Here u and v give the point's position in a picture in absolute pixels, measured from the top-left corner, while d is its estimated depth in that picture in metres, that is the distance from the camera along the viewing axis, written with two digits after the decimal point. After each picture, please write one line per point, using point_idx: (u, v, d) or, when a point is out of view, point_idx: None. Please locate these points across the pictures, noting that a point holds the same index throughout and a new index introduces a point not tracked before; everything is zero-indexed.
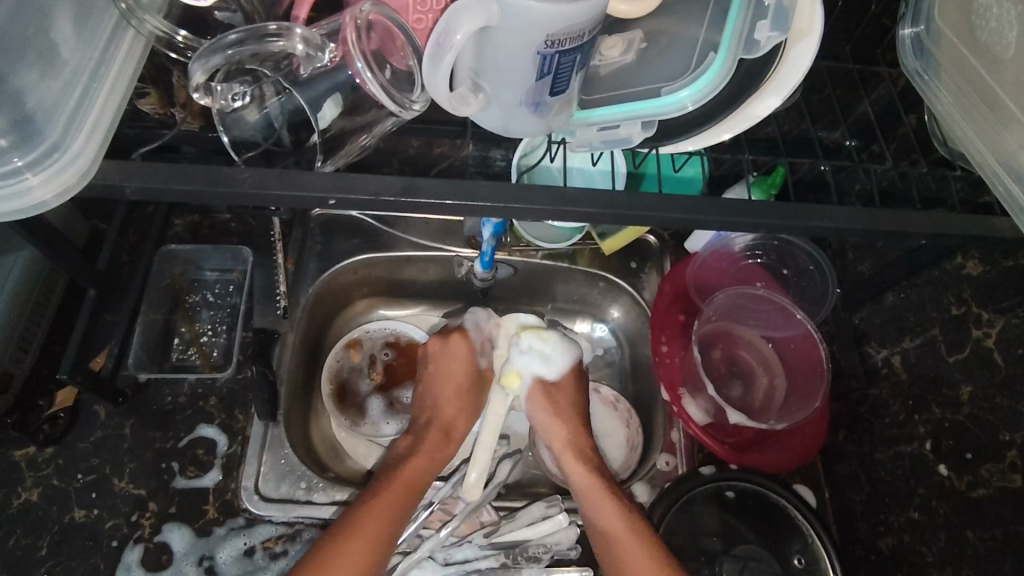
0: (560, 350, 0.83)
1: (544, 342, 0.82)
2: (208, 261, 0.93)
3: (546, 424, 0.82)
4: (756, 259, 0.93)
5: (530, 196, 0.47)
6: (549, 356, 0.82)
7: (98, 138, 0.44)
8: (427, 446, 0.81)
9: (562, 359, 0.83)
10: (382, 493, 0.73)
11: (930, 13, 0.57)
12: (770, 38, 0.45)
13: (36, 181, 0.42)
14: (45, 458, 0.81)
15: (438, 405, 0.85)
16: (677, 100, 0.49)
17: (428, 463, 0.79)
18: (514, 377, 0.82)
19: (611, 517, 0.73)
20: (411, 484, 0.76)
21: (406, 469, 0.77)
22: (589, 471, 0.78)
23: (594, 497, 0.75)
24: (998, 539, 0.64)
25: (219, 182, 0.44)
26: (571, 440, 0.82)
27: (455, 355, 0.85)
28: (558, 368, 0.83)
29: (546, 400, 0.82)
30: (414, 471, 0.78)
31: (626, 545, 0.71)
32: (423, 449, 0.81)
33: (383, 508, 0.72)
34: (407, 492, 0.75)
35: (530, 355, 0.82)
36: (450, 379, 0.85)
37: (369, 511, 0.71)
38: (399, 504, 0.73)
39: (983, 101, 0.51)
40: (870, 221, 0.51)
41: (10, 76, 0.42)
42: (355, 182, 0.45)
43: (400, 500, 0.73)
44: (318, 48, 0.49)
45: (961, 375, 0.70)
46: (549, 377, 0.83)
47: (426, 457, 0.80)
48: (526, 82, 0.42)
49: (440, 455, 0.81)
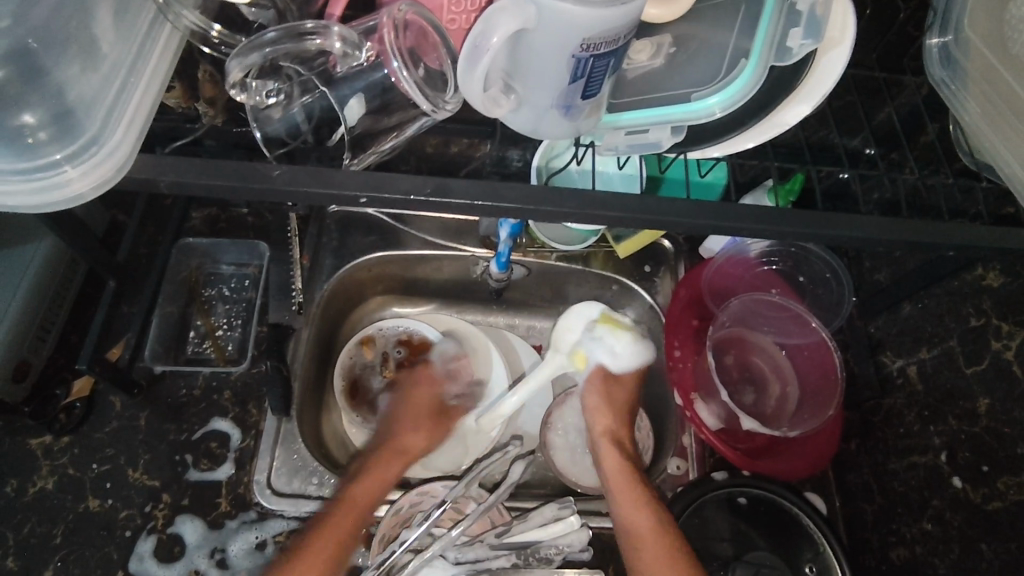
0: (630, 350, 0.84)
1: (617, 338, 0.83)
2: (224, 255, 0.94)
3: (594, 411, 0.84)
4: (772, 266, 0.92)
5: (559, 200, 0.47)
6: (617, 351, 0.84)
7: (135, 134, 0.44)
8: (379, 466, 0.78)
9: (629, 358, 0.85)
10: (325, 518, 0.70)
11: (959, 22, 0.56)
12: (802, 45, 0.45)
13: (75, 174, 0.42)
14: (60, 447, 0.81)
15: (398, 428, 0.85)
16: (706, 106, 0.48)
17: (377, 484, 0.76)
18: (580, 358, 0.84)
19: (636, 513, 0.73)
20: (360, 505, 0.73)
21: (351, 489, 0.74)
22: (622, 464, 0.79)
23: (619, 489, 0.76)
24: (1013, 552, 0.64)
25: (252, 179, 0.44)
26: (609, 428, 0.83)
27: (424, 383, 0.90)
28: (628, 363, 0.85)
29: (602, 387, 0.84)
30: (362, 489, 0.74)
31: (647, 542, 0.70)
32: (374, 470, 0.77)
33: (323, 536, 0.68)
34: (354, 512, 0.72)
35: (599, 345, 0.83)
36: (420, 405, 0.88)
37: (309, 542, 0.68)
38: (340, 534, 0.69)
39: (1014, 114, 0.51)
40: (895, 231, 0.50)
41: (53, 71, 0.45)
42: (387, 180, 0.46)
43: (343, 523, 0.70)
44: (355, 46, 0.48)
45: (979, 388, 0.70)
46: (613, 368, 0.85)
47: (375, 477, 0.76)
48: (560, 85, 0.42)
49: (389, 474, 0.78)
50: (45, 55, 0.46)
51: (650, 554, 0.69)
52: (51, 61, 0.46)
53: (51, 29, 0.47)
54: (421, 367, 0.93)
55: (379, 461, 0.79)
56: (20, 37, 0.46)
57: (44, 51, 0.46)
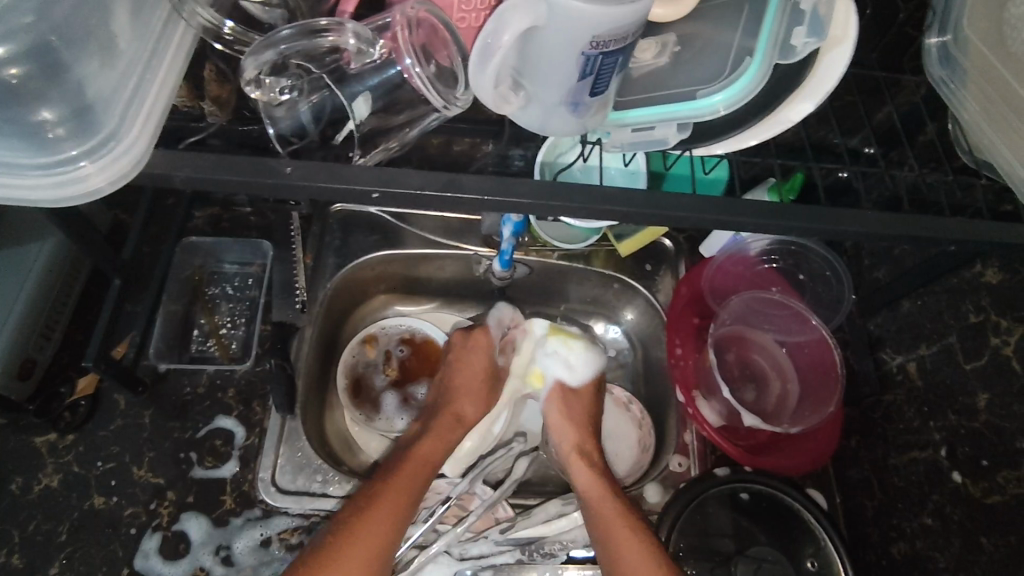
0: (583, 359, 0.89)
1: (570, 349, 0.89)
2: (227, 254, 0.94)
3: (559, 427, 0.85)
4: (772, 263, 0.93)
5: (567, 195, 0.48)
6: (571, 363, 0.89)
7: (151, 130, 0.45)
8: (439, 427, 0.83)
9: (584, 368, 0.89)
10: (394, 476, 0.75)
11: (958, 23, 0.57)
12: (806, 44, 0.46)
13: (92, 169, 0.43)
14: (65, 445, 0.82)
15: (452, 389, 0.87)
16: (710, 103, 0.49)
17: (439, 444, 0.81)
18: (536, 376, 0.90)
19: (614, 524, 0.73)
20: (424, 468, 0.78)
21: (418, 450, 0.80)
22: (595, 475, 0.79)
23: (594, 498, 0.76)
24: (1013, 545, 0.64)
25: (264, 175, 0.45)
26: (578, 445, 0.84)
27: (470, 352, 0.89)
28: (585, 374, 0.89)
29: (562, 403, 0.86)
30: (425, 451, 0.80)
31: (628, 549, 0.70)
32: (435, 431, 0.83)
33: (401, 477, 0.75)
34: (419, 474, 0.77)
35: (553, 360, 0.89)
36: (474, 372, 0.88)
37: (386, 484, 0.74)
38: (412, 480, 0.76)
39: (1012, 112, 0.52)
40: (897, 227, 0.51)
41: (73, 68, 0.45)
42: (397, 176, 0.46)
43: (410, 482, 0.75)
44: (369, 43, 0.49)
45: (978, 383, 0.71)
46: (570, 382, 0.89)
47: (436, 438, 0.82)
48: (569, 83, 0.43)
49: (448, 436, 0.83)
50: (67, 53, 0.46)
51: (635, 563, 0.69)
52: (71, 58, 0.46)
53: (71, 26, 0.47)
54: (479, 330, 0.91)
55: (440, 425, 0.83)
56: (42, 32, 0.46)
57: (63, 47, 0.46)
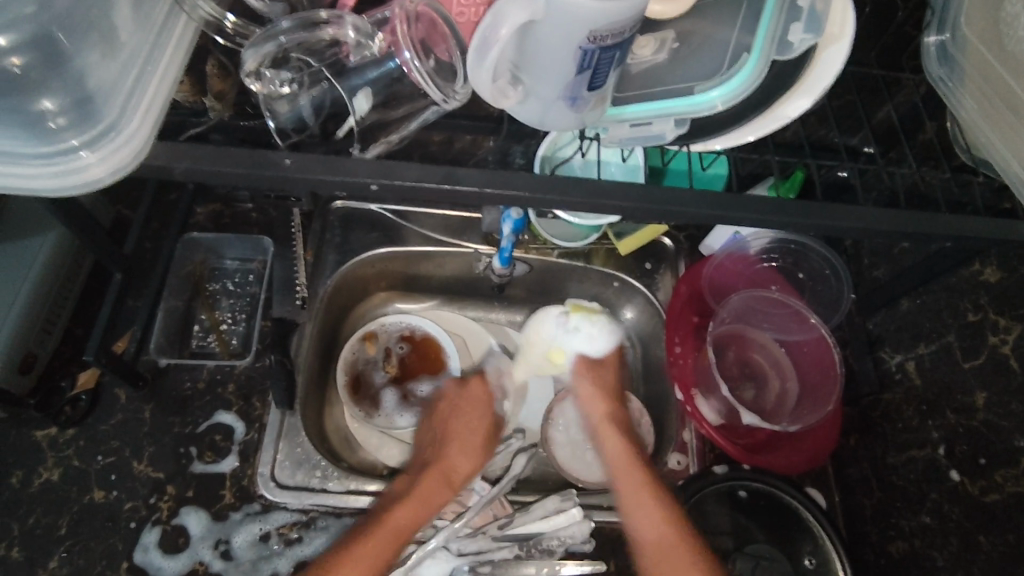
0: (605, 332, 0.90)
1: (592, 323, 0.90)
2: (229, 250, 0.95)
3: (588, 398, 0.85)
4: (772, 262, 0.93)
5: (566, 189, 0.48)
6: (593, 337, 0.89)
7: (151, 121, 0.45)
8: (427, 489, 0.76)
9: (605, 342, 0.89)
10: (361, 547, 0.68)
11: (957, 22, 0.57)
12: (803, 40, 0.47)
13: (94, 159, 0.43)
14: (65, 439, 0.82)
15: (444, 444, 0.83)
16: (708, 100, 0.49)
17: (421, 510, 0.74)
18: (559, 354, 0.91)
19: (663, 541, 0.68)
20: (397, 535, 0.70)
21: (389, 516, 0.71)
22: (625, 444, 0.79)
23: (622, 468, 0.76)
24: (1009, 544, 0.64)
25: (263, 166, 0.45)
26: (607, 413, 0.83)
27: (473, 398, 0.88)
28: (603, 347, 0.89)
29: (589, 375, 0.86)
30: (401, 519, 0.72)
31: (651, 518, 0.70)
32: (421, 493, 0.75)
33: (359, 554, 0.68)
34: (389, 544, 0.69)
35: (575, 336, 0.90)
36: (470, 418, 0.86)
37: (342, 561, 0.67)
38: (378, 555, 0.68)
39: (1009, 109, 0.52)
40: (894, 223, 0.51)
41: (75, 58, 0.46)
42: (395, 168, 0.47)
43: (377, 554, 0.68)
44: (368, 36, 0.51)
45: (976, 382, 0.71)
46: (591, 355, 0.88)
47: (421, 502, 0.74)
48: (566, 76, 0.43)
49: (434, 500, 0.76)
50: (70, 44, 0.47)
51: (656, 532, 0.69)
52: (73, 49, 0.47)
53: (73, 17, 0.47)
54: (475, 380, 0.90)
55: (422, 488, 0.76)
56: (46, 25, 0.47)
57: (66, 38, 0.47)
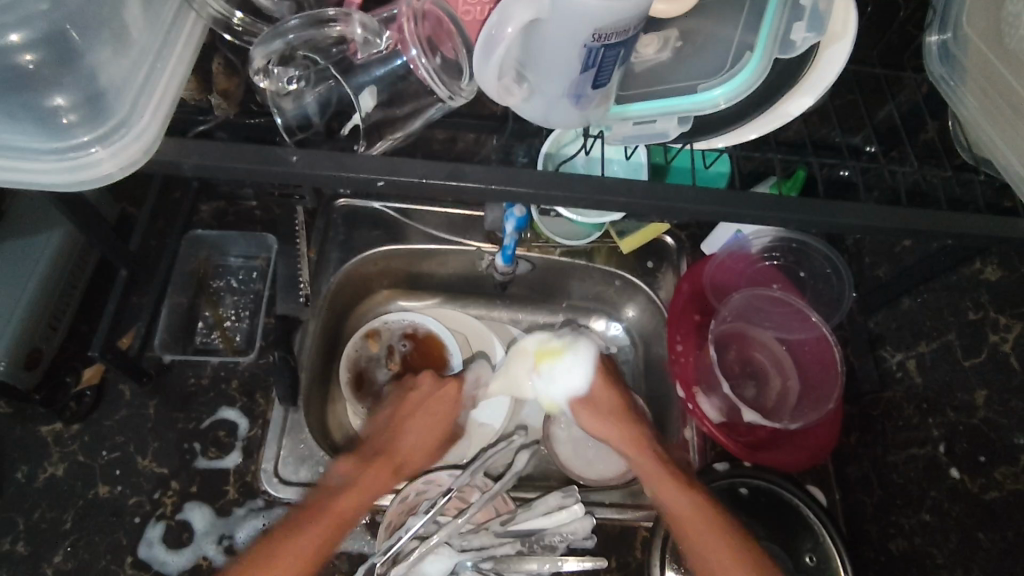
0: (577, 365, 0.84)
1: (562, 362, 0.85)
2: (233, 248, 0.95)
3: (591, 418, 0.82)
4: (774, 261, 0.93)
5: (569, 185, 0.49)
6: (567, 376, 0.84)
7: (161, 117, 0.46)
8: (371, 476, 0.76)
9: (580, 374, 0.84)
10: (297, 532, 0.69)
11: (958, 21, 0.57)
12: (806, 38, 0.48)
13: (105, 154, 0.44)
14: (70, 435, 0.82)
15: (399, 436, 0.81)
16: (711, 97, 0.50)
17: (364, 497, 0.74)
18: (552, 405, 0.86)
19: (715, 547, 0.70)
20: (336, 520, 0.71)
21: (333, 503, 0.72)
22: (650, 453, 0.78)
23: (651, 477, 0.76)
24: (1010, 540, 0.65)
25: (271, 162, 0.45)
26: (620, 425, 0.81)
27: (444, 400, 0.85)
28: (587, 377, 0.84)
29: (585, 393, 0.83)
30: (342, 506, 0.72)
31: (697, 526, 0.71)
32: (365, 480, 0.75)
33: (297, 539, 0.68)
34: (326, 530, 0.70)
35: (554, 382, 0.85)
36: (434, 415, 0.84)
37: (278, 545, 0.68)
38: (316, 542, 0.69)
39: (1009, 107, 0.53)
40: (896, 221, 0.51)
41: (87, 55, 0.46)
42: (402, 165, 0.47)
43: (313, 541, 0.69)
44: (376, 33, 0.52)
45: (976, 380, 0.71)
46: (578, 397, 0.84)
47: (365, 490, 0.74)
48: (571, 74, 0.43)
49: (378, 488, 0.76)
50: (81, 41, 0.46)
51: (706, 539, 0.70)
52: (85, 45, 0.46)
53: (85, 13, 0.47)
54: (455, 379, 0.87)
55: (367, 476, 0.76)
56: (59, 21, 0.46)
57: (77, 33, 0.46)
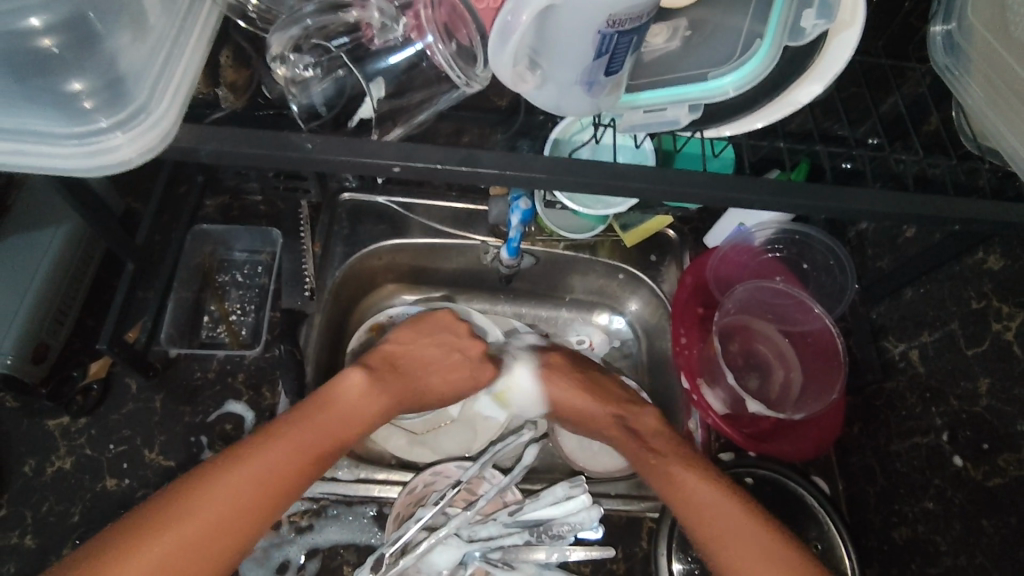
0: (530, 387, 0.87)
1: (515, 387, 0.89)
2: (237, 242, 0.95)
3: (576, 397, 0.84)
4: (776, 253, 0.94)
5: (582, 171, 0.49)
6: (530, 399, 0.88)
7: (179, 103, 0.47)
8: (373, 404, 0.74)
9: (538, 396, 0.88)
10: (283, 439, 0.66)
11: (962, 11, 0.58)
12: (815, 25, 0.47)
13: (124, 140, 0.45)
14: (78, 429, 0.82)
15: (418, 375, 0.81)
16: (720, 85, 0.50)
17: (355, 428, 0.72)
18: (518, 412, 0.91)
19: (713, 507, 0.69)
20: (308, 453, 0.67)
21: (330, 427, 0.70)
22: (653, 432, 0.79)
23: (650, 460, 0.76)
24: (1012, 527, 0.65)
25: (287, 149, 0.46)
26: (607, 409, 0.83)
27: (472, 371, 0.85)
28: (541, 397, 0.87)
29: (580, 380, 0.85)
30: (335, 430, 0.70)
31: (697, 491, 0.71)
32: (363, 409, 0.73)
33: (286, 446, 0.66)
34: (295, 459, 0.66)
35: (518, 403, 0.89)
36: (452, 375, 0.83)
37: (264, 446, 0.65)
38: (298, 462, 0.66)
39: (1014, 95, 0.53)
40: (903, 206, 0.52)
41: (106, 40, 0.46)
42: (416, 151, 0.47)
43: (279, 468, 0.65)
44: (392, 19, 0.52)
45: (979, 367, 0.72)
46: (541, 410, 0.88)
47: (358, 422, 0.72)
48: (585, 62, 0.44)
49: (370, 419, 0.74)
50: (99, 24, 0.46)
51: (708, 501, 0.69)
52: (105, 31, 0.46)
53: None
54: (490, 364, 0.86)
55: (372, 399, 0.74)
56: (78, 5, 0.45)
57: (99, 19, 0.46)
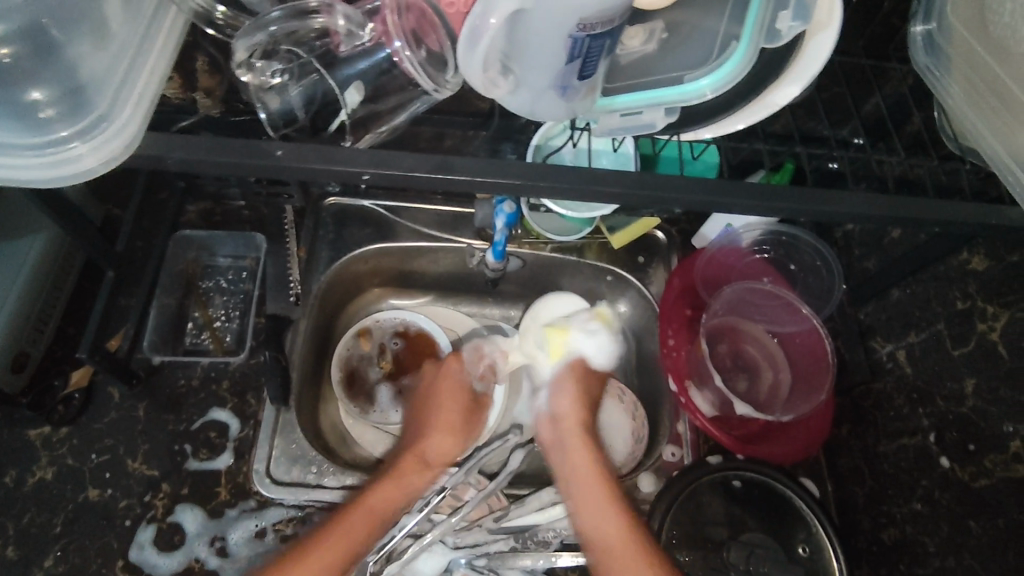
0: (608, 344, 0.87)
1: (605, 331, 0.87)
2: (221, 247, 0.94)
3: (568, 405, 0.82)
4: (763, 254, 0.93)
5: (559, 176, 0.48)
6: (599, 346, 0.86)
7: (143, 109, 0.46)
8: (403, 471, 0.78)
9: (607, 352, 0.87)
10: (343, 519, 0.70)
11: (941, 11, 0.58)
12: (791, 27, 0.48)
13: (84, 149, 0.44)
14: (59, 438, 0.82)
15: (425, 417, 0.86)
16: (697, 88, 0.50)
17: (395, 492, 0.75)
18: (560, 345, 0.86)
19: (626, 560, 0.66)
20: (369, 523, 0.71)
21: (371, 499, 0.73)
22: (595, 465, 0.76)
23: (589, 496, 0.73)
24: (1000, 528, 0.65)
25: (258, 157, 0.45)
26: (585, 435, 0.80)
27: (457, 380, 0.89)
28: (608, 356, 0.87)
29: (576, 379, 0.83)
30: (375, 499, 0.73)
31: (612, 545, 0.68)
32: (393, 477, 0.77)
33: (346, 525, 0.69)
34: (360, 528, 0.70)
35: (583, 337, 0.86)
36: (448, 393, 0.87)
37: (328, 530, 0.69)
38: (357, 534, 0.69)
39: (995, 97, 0.53)
40: (885, 209, 0.52)
41: (67, 48, 0.47)
42: (389, 158, 0.47)
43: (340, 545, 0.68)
44: (359, 25, 0.51)
45: (965, 368, 0.71)
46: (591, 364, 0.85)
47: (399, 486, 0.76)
48: (557, 66, 0.43)
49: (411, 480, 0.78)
50: (60, 35, 0.47)
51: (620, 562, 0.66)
52: (65, 40, 0.47)
53: (65, 7, 0.48)
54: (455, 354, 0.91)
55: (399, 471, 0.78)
56: (36, 15, 0.47)
57: (61, 30, 0.47)
